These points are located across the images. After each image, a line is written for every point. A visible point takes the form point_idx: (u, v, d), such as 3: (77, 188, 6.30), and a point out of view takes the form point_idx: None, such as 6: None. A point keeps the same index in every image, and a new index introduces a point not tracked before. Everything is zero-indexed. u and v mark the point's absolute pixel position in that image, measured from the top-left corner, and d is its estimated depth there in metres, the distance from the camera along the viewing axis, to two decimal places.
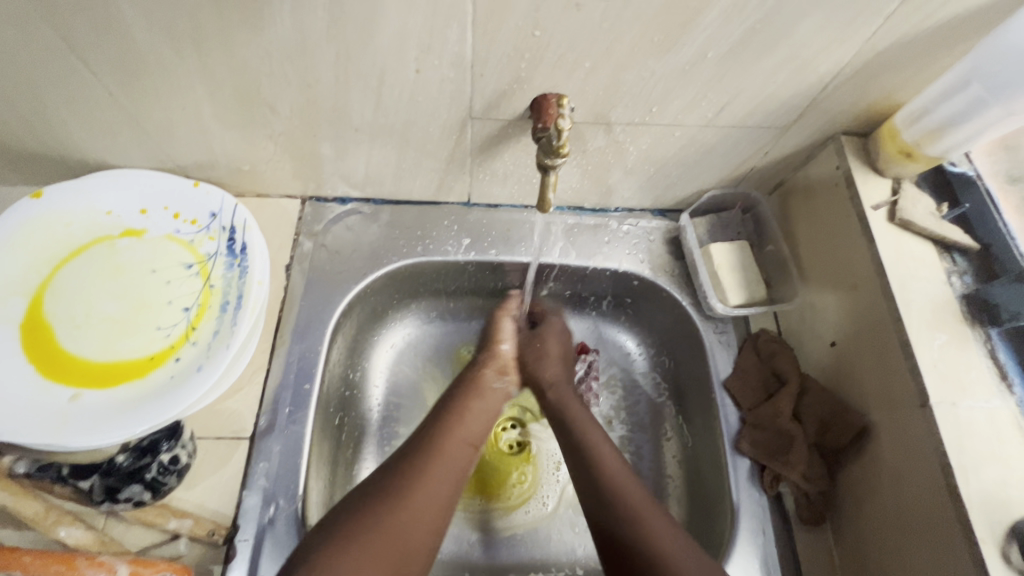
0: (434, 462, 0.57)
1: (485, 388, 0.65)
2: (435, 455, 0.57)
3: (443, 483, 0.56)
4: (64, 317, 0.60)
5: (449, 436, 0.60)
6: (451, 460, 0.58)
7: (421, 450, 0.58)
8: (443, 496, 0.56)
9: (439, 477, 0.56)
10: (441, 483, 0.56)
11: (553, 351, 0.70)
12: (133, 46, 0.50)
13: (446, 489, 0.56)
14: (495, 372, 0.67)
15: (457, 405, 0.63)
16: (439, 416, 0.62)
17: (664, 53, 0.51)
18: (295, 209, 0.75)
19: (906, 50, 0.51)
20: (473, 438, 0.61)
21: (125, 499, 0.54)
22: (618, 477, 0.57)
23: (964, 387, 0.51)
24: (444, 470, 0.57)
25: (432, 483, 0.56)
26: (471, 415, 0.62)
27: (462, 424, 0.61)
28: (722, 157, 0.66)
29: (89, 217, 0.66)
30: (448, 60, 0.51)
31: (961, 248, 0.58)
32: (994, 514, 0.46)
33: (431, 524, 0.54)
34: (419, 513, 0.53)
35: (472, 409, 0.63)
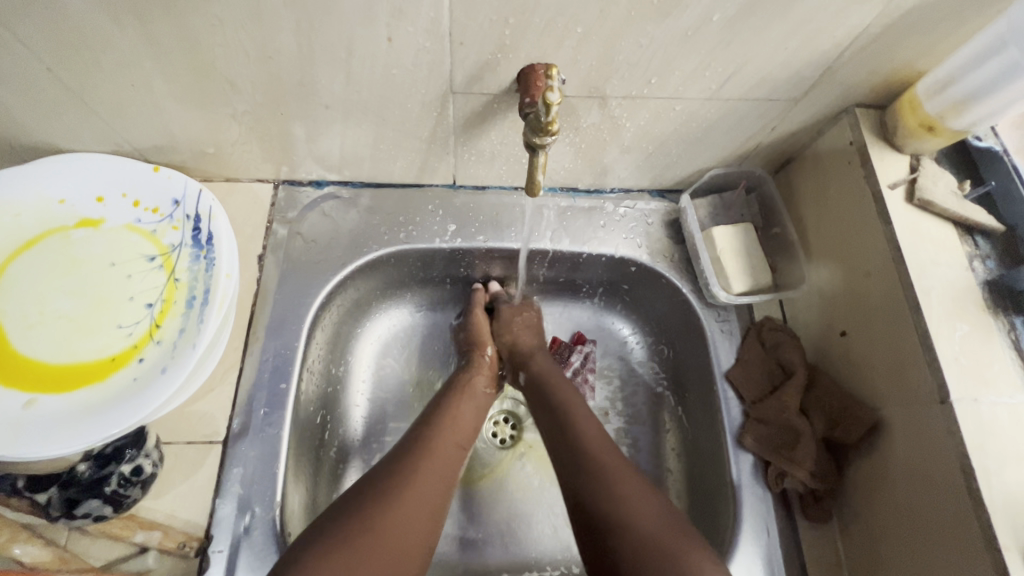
0: (425, 463, 0.55)
1: (474, 390, 0.66)
2: (426, 456, 0.56)
3: (436, 479, 0.55)
4: (15, 316, 0.55)
5: (444, 435, 0.59)
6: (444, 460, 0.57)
7: (417, 448, 0.56)
8: (440, 490, 0.54)
9: (433, 477, 0.54)
10: (435, 481, 0.54)
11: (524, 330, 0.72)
12: (65, 16, 0.44)
13: (437, 490, 0.54)
14: (485, 379, 0.68)
15: (449, 404, 0.63)
16: (429, 415, 0.61)
17: (664, 17, 0.45)
18: (268, 194, 0.70)
19: (932, 12, 0.46)
20: (460, 439, 0.60)
21: (84, 514, 0.50)
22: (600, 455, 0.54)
23: (987, 381, 0.47)
24: (439, 469, 0.55)
25: (424, 482, 0.54)
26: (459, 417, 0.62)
27: (457, 423, 0.61)
28: (726, 133, 0.61)
29: (40, 206, 0.60)
30: (423, 27, 0.46)
31: (985, 230, 0.54)
32: (1017, 518, 0.43)
33: (418, 526, 0.51)
34: (408, 514, 0.51)
35: (460, 409, 0.63)
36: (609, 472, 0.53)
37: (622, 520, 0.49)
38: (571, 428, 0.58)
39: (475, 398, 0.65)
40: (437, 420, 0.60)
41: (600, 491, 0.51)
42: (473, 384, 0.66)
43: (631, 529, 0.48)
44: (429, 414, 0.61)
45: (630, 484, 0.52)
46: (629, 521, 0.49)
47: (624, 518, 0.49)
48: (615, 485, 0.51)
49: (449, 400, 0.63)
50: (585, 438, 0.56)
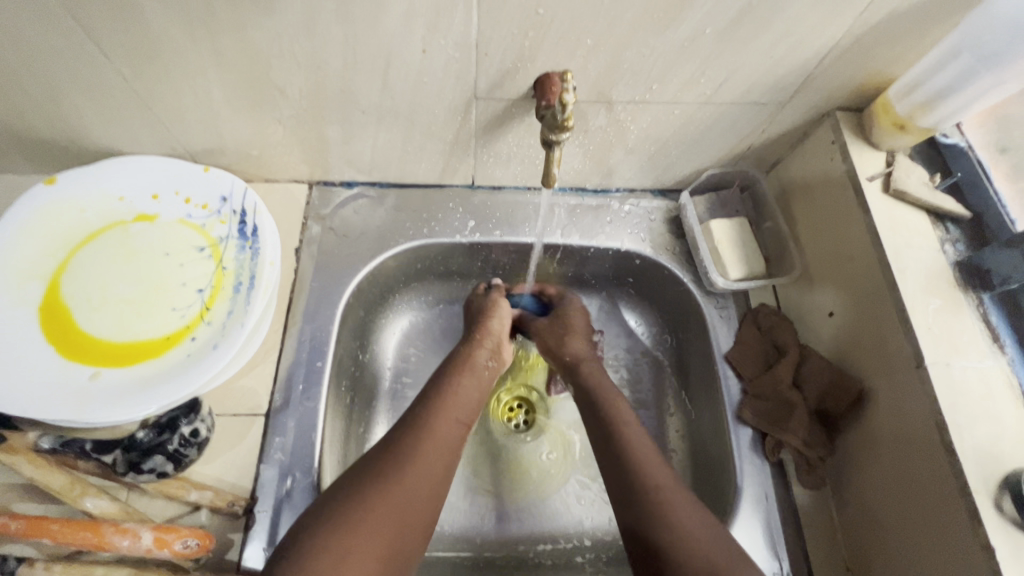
0: (428, 442, 0.58)
1: (476, 364, 0.68)
2: (428, 436, 0.58)
3: (440, 454, 0.58)
4: (81, 299, 0.61)
5: (445, 412, 0.61)
6: (447, 437, 0.59)
7: (420, 427, 0.59)
8: (440, 468, 0.57)
9: (439, 454, 0.57)
10: (439, 458, 0.57)
11: (576, 328, 0.73)
12: (147, 31, 0.51)
13: (441, 468, 0.57)
14: (486, 352, 0.70)
15: (449, 382, 0.65)
16: (431, 392, 0.63)
17: (662, 30, 0.52)
18: (303, 194, 0.76)
19: (898, 25, 0.53)
20: (463, 415, 0.63)
21: (149, 470, 0.55)
22: (642, 457, 0.56)
23: (958, 348, 0.52)
24: (442, 446, 0.58)
25: (426, 460, 0.56)
26: (460, 394, 0.64)
27: (458, 399, 0.63)
28: (721, 135, 0.68)
29: (102, 202, 0.67)
30: (454, 40, 0.53)
31: (954, 217, 0.60)
32: (987, 466, 0.48)
33: (425, 499, 0.54)
34: (414, 491, 0.54)
35: (462, 385, 0.65)
36: (642, 461, 0.56)
37: (660, 510, 0.52)
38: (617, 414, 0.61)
39: (478, 373, 0.67)
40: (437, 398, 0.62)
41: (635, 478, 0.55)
42: (474, 359, 0.68)
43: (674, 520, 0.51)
44: (430, 391, 0.63)
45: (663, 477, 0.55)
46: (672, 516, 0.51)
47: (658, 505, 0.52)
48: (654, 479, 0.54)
49: (450, 377, 0.65)
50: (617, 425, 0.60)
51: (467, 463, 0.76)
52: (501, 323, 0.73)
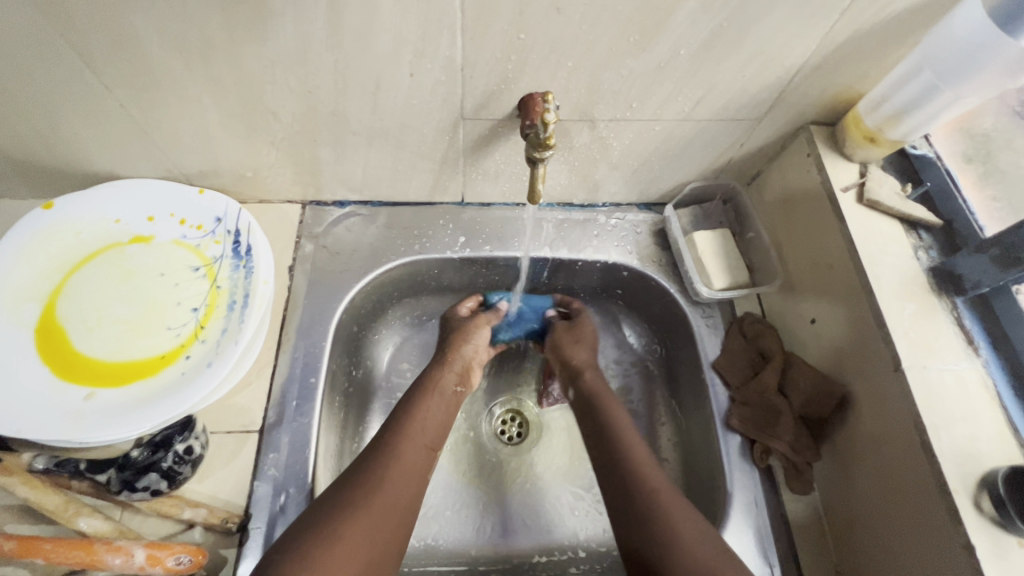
0: (395, 469, 0.58)
1: (444, 388, 0.68)
2: (394, 462, 0.58)
3: (404, 480, 0.58)
4: (77, 320, 0.62)
5: (412, 438, 0.61)
6: (412, 465, 0.59)
7: (386, 451, 0.59)
8: (407, 497, 0.57)
9: (405, 480, 0.58)
10: (404, 485, 0.57)
11: (587, 338, 0.72)
12: (143, 60, 0.53)
13: (407, 496, 0.57)
14: (454, 377, 0.69)
15: (415, 404, 0.64)
16: (398, 416, 0.63)
17: (639, 52, 0.55)
18: (296, 214, 0.78)
19: (863, 44, 0.55)
20: (429, 440, 0.63)
21: (144, 488, 0.56)
22: (648, 478, 0.56)
23: (934, 352, 0.54)
24: (408, 473, 0.58)
25: (393, 487, 0.56)
26: (426, 419, 0.64)
27: (426, 426, 0.63)
28: (701, 150, 0.70)
29: (98, 225, 0.68)
30: (440, 64, 0.55)
31: (926, 225, 0.62)
32: (965, 466, 0.49)
33: (391, 527, 0.54)
34: (379, 519, 0.54)
35: (427, 410, 0.65)
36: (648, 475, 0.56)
37: (668, 526, 0.52)
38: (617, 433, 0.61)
39: (444, 398, 0.67)
40: (399, 424, 0.62)
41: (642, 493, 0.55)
42: (441, 383, 0.68)
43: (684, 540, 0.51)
44: (397, 417, 0.63)
45: (669, 495, 0.55)
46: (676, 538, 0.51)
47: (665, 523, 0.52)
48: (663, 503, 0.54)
49: (417, 398, 0.65)
50: (619, 437, 0.60)
51: (461, 477, 0.77)
52: (473, 348, 0.71)
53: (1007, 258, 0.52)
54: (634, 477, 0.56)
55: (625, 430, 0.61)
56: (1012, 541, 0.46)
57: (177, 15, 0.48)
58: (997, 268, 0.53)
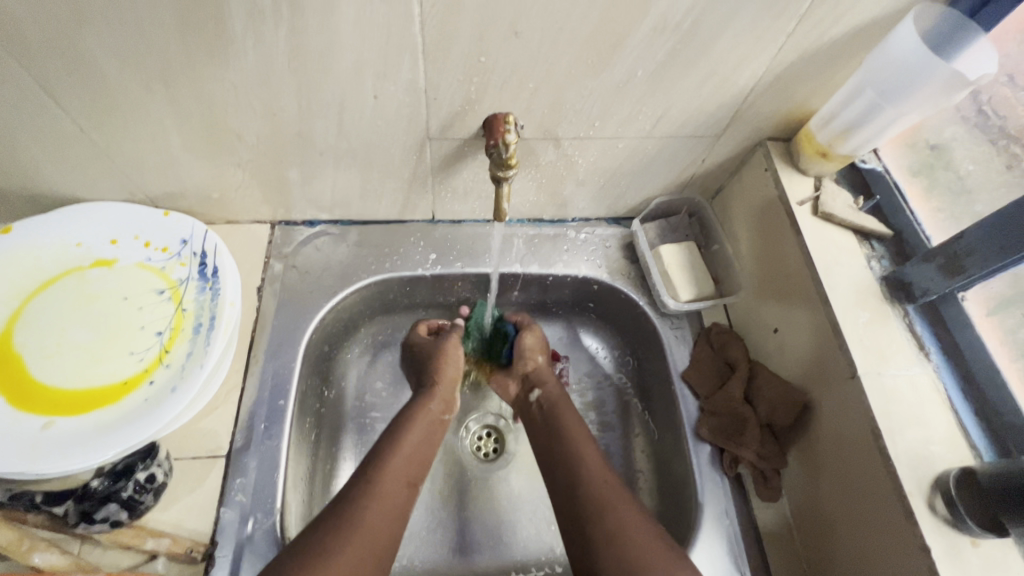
0: (379, 503, 0.56)
1: (431, 415, 0.67)
2: (377, 498, 0.56)
3: (385, 514, 0.55)
4: (35, 348, 0.61)
5: (396, 470, 0.59)
6: (395, 495, 0.57)
7: (367, 485, 0.57)
8: (388, 532, 0.54)
9: (386, 516, 0.55)
10: (386, 520, 0.55)
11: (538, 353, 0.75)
12: (103, 84, 0.53)
13: (388, 530, 0.55)
14: (441, 406, 0.69)
15: (402, 432, 0.64)
16: (383, 445, 0.62)
17: (598, 73, 0.56)
18: (265, 234, 0.78)
19: (811, 65, 0.58)
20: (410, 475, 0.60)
21: (103, 519, 0.54)
22: (600, 483, 0.58)
23: (887, 358, 0.56)
24: (389, 508, 0.56)
25: (377, 521, 0.54)
26: (412, 444, 0.63)
27: (410, 459, 0.62)
28: (665, 166, 0.72)
29: (59, 249, 0.67)
30: (403, 87, 0.56)
31: (878, 236, 0.65)
32: (919, 469, 0.51)
33: (368, 561, 0.51)
34: (360, 555, 0.51)
35: (414, 436, 0.64)
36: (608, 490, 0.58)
37: (617, 531, 0.53)
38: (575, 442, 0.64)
39: (429, 427, 0.66)
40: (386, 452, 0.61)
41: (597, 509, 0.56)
42: (427, 412, 0.67)
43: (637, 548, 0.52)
44: (380, 449, 0.61)
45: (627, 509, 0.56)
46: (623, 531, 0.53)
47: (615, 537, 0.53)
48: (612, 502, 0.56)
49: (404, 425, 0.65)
50: (576, 447, 0.63)
51: (435, 496, 0.76)
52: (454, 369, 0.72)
53: (951, 266, 0.55)
54: (585, 481, 0.59)
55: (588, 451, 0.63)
56: (966, 540, 0.48)
57: (137, 40, 0.49)
58: (942, 276, 0.56)
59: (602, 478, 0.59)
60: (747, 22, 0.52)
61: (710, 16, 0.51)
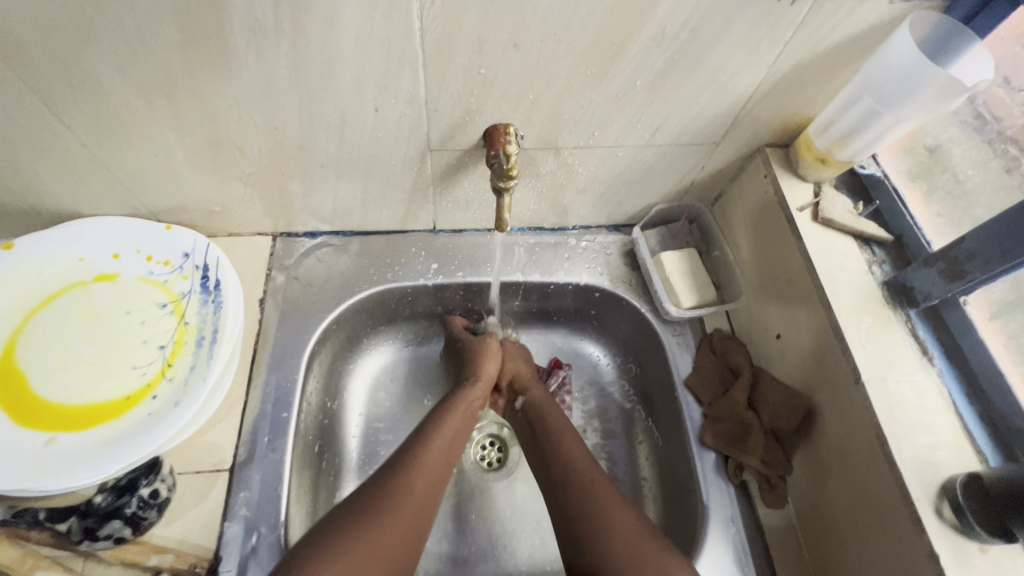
0: (417, 483, 0.60)
1: (469, 407, 0.71)
2: (416, 476, 0.61)
3: (423, 494, 0.60)
4: (37, 362, 0.61)
5: (439, 456, 0.64)
6: (433, 478, 0.62)
7: (407, 470, 0.61)
8: (424, 512, 0.59)
9: (421, 499, 0.60)
10: (422, 505, 0.59)
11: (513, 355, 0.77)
12: (106, 101, 0.53)
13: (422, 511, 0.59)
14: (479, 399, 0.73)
15: (440, 421, 0.67)
16: (423, 431, 0.66)
17: (597, 83, 0.57)
18: (267, 246, 0.78)
19: (809, 72, 0.58)
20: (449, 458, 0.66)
21: (106, 536, 0.54)
22: (585, 471, 0.62)
23: (891, 363, 0.56)
24: (425, 491, 0.60)
25: (415, 499, 0.59)
26: (450, 432, 0.67)
27: (450, 445, 0.66)
28: (665, 173, 0.72)
29: (61, 264, 0.67)
30: (404, 99, 0.56)
31: (878, 240, 0.65)
32: (926, 474, 0.50)
33: (405, 539, 0.56)
34: (394, 536, 0.56)
35: (450, 426, 0.68)
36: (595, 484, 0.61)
37: (599, 514, 0.58)
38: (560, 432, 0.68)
39: (466, 418, 0.70)
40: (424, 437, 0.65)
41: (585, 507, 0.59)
42: (467, 404, 0.71)
43: (617, 545, 0.55)
44: (424, 435, 0.65)
45: (611, 503, 0.59)
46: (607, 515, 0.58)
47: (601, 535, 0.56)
48: (595, 489, 0.60)
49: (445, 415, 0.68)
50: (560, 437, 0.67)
51: (439, 507, 0.76)
52: (494, 368, 0.75)
53: (952, 271, 0.55)
54: (570, 468, 0.63)
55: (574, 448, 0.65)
56: (975, 546, 0.47)
57: (140, 57, 0.49)
58: (944, 281, 0.56)
59: (590, 473, 0.62)
60: (745, 31, 0.52)
61: (708, 25, 0.51)
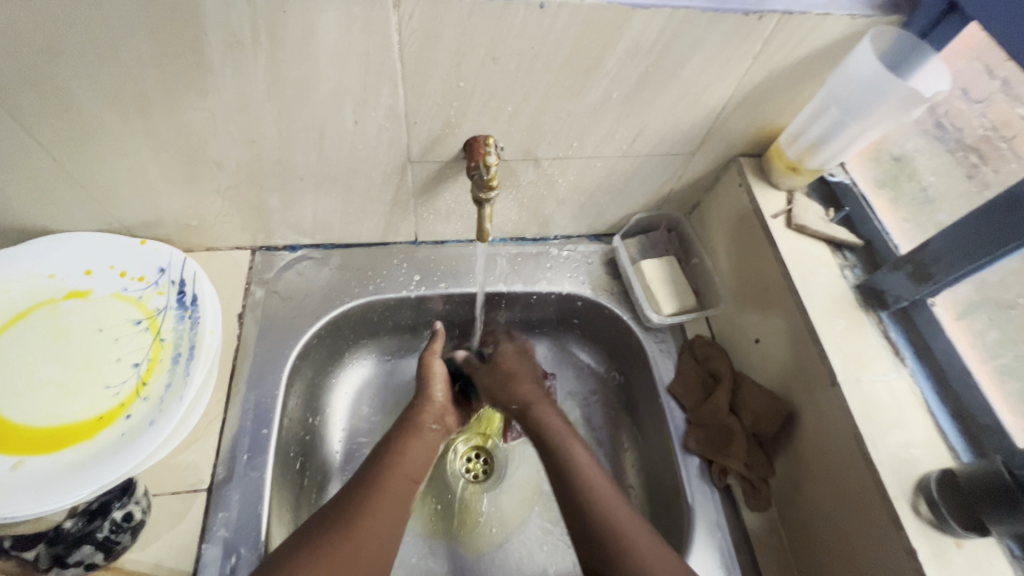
0: (380, 501, 0.59)
1: (424, 427, 0.69)
2: (378, 496, 0.59)
3: (388, 514, 0.58)
4: (4, 384, 0.59)
5: (395, 473, 0.62)
6: (396, 498, 0.60)
7: (367, 489, 0.59)
8: (388, 532, 0.58)
9: (385, 514, 0.58)
10: (387, 520, 0.58)
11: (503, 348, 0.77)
12: (78, 115, 0.52)
13: (387, 532, 0.57)
14: (433, 415, 0.70)
15: (398, 442, 0.65)
16: (382, 453, 0.64)
17: (574, 96, 0.58)
18: (245, 260, 0.77)
19: (778, 84, 0.60)
20: (412, 474, 0.64)
21: (77, 563, 0.52)
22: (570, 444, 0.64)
23: (865, 364, 0.58)
24: (388, 508, 0.59)
25: (378, 519, 0.58)
26: (409, 451, 0.65)
27: (406, 462, 0.64)
28: (643, 183, 0.74)
29: (29, 281, 0.65)
30: (383, 112, 0.57)
31: (850, 245, 0.67)
32: (902, 472, 0.52)
33: (371, 561, 0.55)
34: (363, 554, 0.54)
35: (410, 445, 0.66)
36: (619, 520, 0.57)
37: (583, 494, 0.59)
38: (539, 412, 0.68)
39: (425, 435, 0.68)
40: (383, 459, 0.63)
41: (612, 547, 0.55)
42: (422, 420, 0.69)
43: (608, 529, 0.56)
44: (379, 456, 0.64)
45: (610, 493, 0.59)
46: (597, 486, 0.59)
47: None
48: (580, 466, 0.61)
49: (400, 433, 0.66)
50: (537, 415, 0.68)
51: (425, 521, 0.75)
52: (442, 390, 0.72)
53: (920, 274, 0.57)
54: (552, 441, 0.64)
55: (591, 476, 0.60)
56: (949, 541, 0.49)
57: (114, 71, 0.48)
58: (912, 284, 0.58)
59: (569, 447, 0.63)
60: (715, 45, 0.54)
61: (680, 39, 0.53)
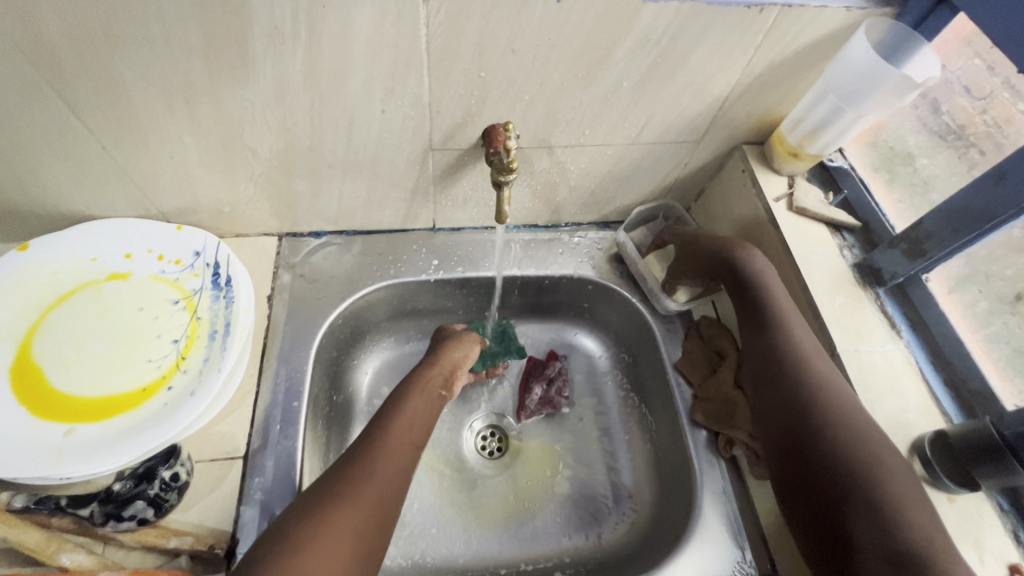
0: (384, 463, 0.58)
1: (430, 390, 0.68)
2: (382, 456, 0.59)
3: (393, 476, 0.58)
4: (54, 358, 0.63)
5: (400, 436, 0.61)
6: (400, 460, 0.60)
7: (370, 452, 0.59)
8: (390, 494, 0.57)
9: (390, 476, 0.58)
10: (390, 482, 0.57)
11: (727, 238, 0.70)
12: (128, 104, 0.56)
13: (394, 490, 0.57)
14: (441, 380, 0.71)
15: (403, 403, 0.65)
16: (387, 414, 0.63)
17: (587, 85, 0.62)
18: (273, 245, 0.81)
19: (779, 73, 0.64)
20: (416, 438, 0.63)
21: (130, 516, 0.56)
22: (811, 359, 0.59)
23: (862, 336, 0.62)
24: (393, 469, 0.58)
25: (381, 482, 0.57)
26: (415, 414, 0.64)
27: (413, 424, 0.63)
28: (650, 170, 0.78)
29: (75, 264, 0.69)
30: (409, 101, 0.61)
31: (848, 227, 0.71)
32: (898, 434, 0.57)
33: (373, 519, 0.54)
34: (364, 516, 0.54)
35: (415, 408, 0.65)
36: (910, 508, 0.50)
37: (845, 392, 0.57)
38: (779, 309, 0.63)
39: (432, 400, 0.68)
40: (386, 419, 0.63)
41: (885, 519, 0.49)
42: (429, 385, 0.69)
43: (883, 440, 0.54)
44: (385, 414, 0.63)
45: (839, 401, 0.56)
46: (826, 393, 0.56)
47: (875, 479, 0.51)
48: (821, 373, 0.58)
49: (405, 398, 0.66)
50: (785, 322, 0.62)
51: (444, 493, 0.78)
52: (460, 358, 0.74)
53: (914, 251, 0.61)
54: (777, 326, 0.62)
55: (818, 364, 0.58)
56: (943, 496, 0.54)
57: (165, 62, 0.52)
58: (907, 260, 0.61)
59: (812, 355, 0.59)
60: (720, 36, 0.57)
61: (687, 30, 0.56)
